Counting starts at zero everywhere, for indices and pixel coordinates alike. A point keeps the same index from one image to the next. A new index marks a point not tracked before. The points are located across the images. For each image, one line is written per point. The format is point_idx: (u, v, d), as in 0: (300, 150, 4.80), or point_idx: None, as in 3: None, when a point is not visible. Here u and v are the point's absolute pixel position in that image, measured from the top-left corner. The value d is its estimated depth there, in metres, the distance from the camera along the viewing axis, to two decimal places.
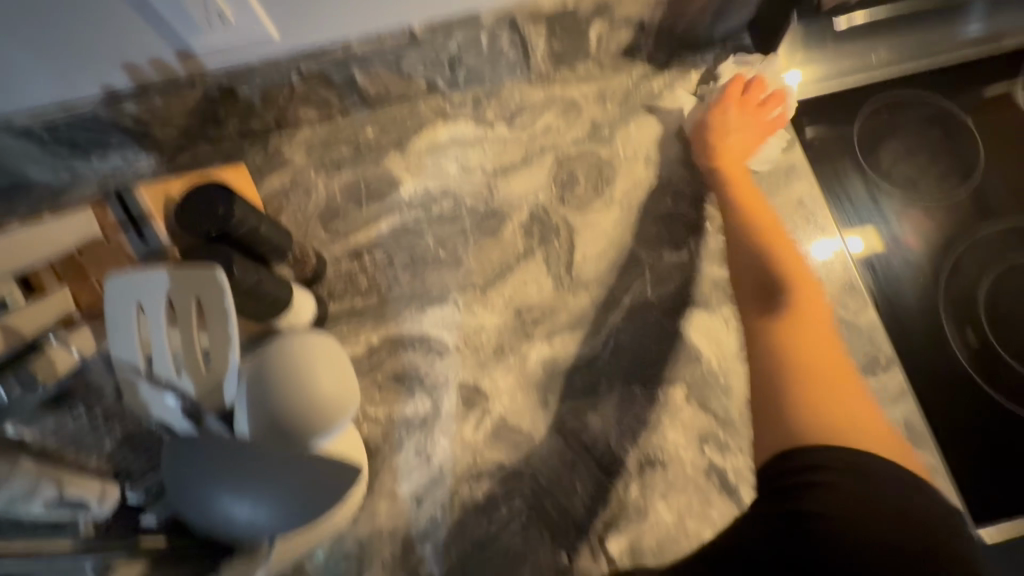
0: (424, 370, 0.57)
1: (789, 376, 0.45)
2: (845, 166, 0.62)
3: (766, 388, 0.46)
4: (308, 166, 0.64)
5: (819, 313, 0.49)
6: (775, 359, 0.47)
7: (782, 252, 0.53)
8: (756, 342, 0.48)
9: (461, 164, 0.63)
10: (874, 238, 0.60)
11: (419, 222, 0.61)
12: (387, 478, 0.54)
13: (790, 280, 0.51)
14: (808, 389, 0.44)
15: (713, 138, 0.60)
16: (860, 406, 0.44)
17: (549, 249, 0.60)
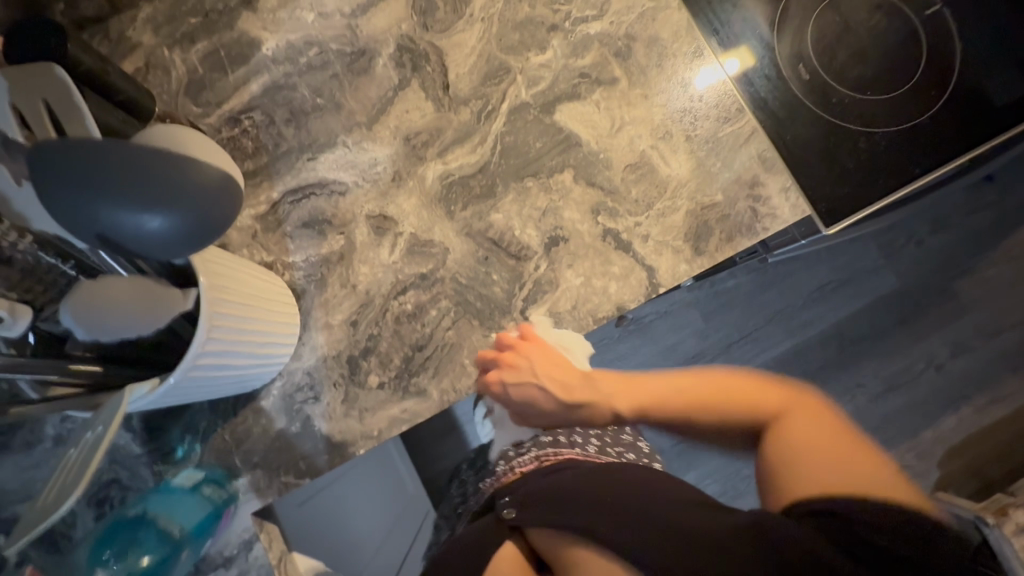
0: (330, 212, 0.59)
1: (771, 449, 0.47)
2: None
3: (791, 467, 0.45)
4: (158, 44, 0.61)
5: (704, 377, 0.53)
6: (767, 466, 0.47)
7: (737, 404, 0.50)
8: (781, 448, 0.47)
9: (317, 12, 0.62)
10: (741, 62, 0.63)
11: (290, 77, 0.61)
12: (320, 313, 0.57)
13: (763, 397, 0.50)
14: (796, 441, 0.46)
15: (578, 377, 0.56)
16: (818, 425, 0.47)
17: (422, 75, 0.62)
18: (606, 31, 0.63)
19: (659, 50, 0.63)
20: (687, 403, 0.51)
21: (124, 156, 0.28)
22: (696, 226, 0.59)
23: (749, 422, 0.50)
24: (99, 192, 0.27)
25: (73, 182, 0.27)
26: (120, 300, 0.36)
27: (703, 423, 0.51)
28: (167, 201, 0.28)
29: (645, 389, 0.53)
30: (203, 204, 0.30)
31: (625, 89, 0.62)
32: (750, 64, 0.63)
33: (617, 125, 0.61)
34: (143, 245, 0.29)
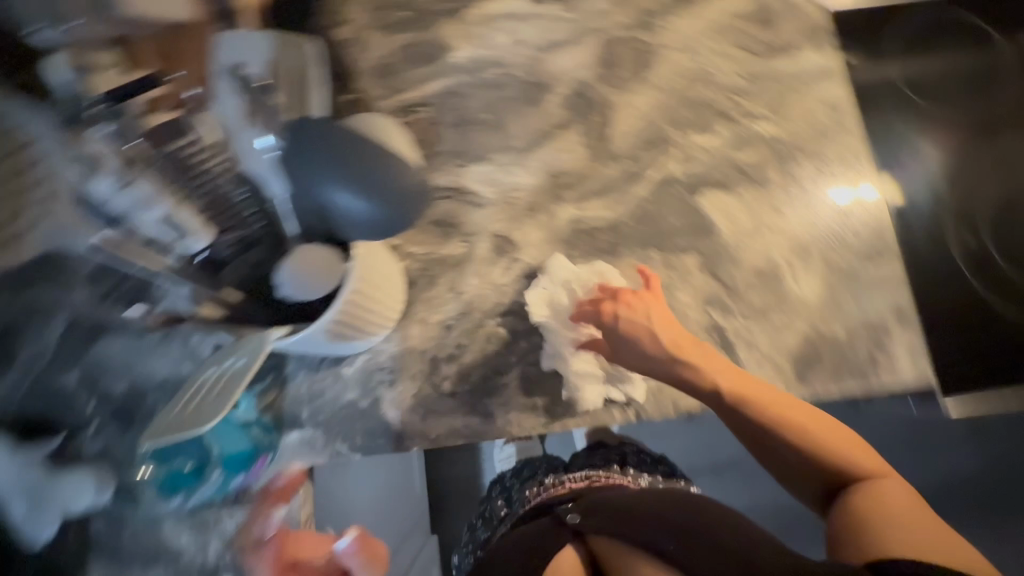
0: (462, 219, 0.62)
1: (812, 437, 0.44)
2: (880, 104, 0.66)
3: (882, 528, 0.38)
4: (367, 24, 0.67)
5: (787, 411, 0.46)
6: (865, 549, 0.37)
7: (733, 377, 0.49)
8: (745, 411, 0.47)
9: (511, 37, 0.67)
10: (881, 192, 0.62)
11: (467, 87, 0.65)
12: (421, 308, 0.60)
13: (870, 484, 0.42)
14: (868, 468, 0.43)
15: (789, 419, 0.45)
16: (928, 531, 0.37)
17: (586, 122, 0.64)
18: (775, 134, 0.63)
19: (821, 168, 0.62)
20: (680, 343, 0.52)
21: (352, 138, 0.34)
22: (807, 353, 0.58)
23: (847, 466, 0.43)
24: (322, 155, 0.33)
25: (310, 147, 0.33)
26: (310, 269, 0.42)
27: (809, 427, 0.45)
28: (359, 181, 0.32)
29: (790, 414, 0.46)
30: (391, 196, 0.33)
31: (777, 195, 0.62)
32: (896, 201, 0.62)
33: (756, 227, 0.61)
34: (329, 214, 0.34)
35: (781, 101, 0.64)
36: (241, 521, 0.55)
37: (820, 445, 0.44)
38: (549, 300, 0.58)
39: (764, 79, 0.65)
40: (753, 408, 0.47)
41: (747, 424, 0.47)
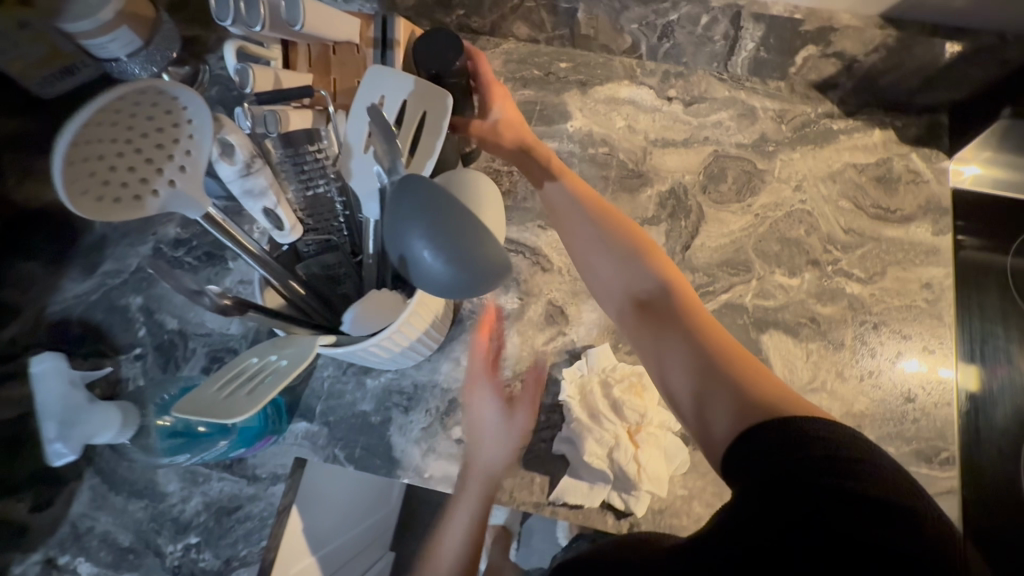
0: (525, 277, 0.63)
1: (723, 357, 0.46)
2: (989, 301, 0.60)
3: (721, 370, 0.45)
4: (500, 73, 0.71)
5: (683, 292, 0.52)
6: (717, 367, 0.45)
7: (670, 277, 0.53)
8: (675, 335, 0.48)
9: (628, 123, 0.69)
10: (957, 375, 0.58)
11: (571, 156, 0.68)
12: (458, 347, 0.60)
13: (713, 345, 0.47)
14: (730, 357, 0.46)
15: (660, 258, 0.55)
16: (766, 379, 0.43)
17: (674, 225, 0.64)
18: (861, 297, 0.61)
19: (900, 348, 0.59)
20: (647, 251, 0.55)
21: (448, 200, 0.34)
22: None
23: (676, 299, 0.51)
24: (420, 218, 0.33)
25: (406, 196, 0.34)
26: (382, 312, 0.45)
27: (676, 287, 0.52)
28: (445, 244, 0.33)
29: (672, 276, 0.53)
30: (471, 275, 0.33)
31: (845, 359, 0.59)
32: (968, 389, 0.57)
33: (814, 384, 0.58)
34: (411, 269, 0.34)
35: (877, 267, 0.62)
36: (226, 489, 0.57)
37: (670, 332, 0.49)
38: (581, 388, 0.57)
39: (866, 239, 0.63)
40: (631, 283, 0.53)
41: (621, 289, 0.54)
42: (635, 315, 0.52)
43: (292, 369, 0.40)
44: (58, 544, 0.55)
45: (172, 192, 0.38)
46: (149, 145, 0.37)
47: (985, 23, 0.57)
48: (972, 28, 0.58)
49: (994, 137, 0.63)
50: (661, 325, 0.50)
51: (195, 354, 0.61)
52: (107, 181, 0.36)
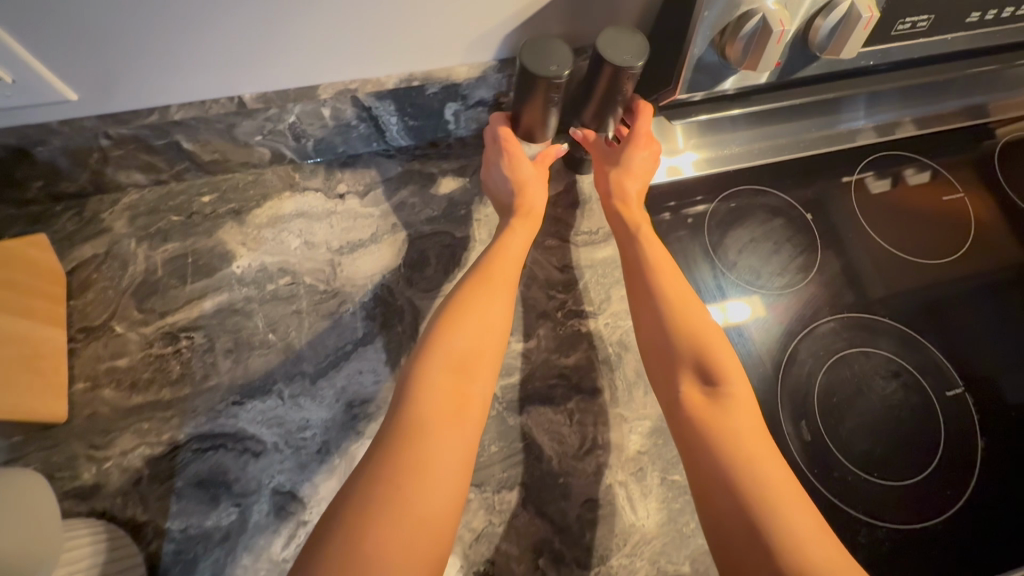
0: (234, 474, 0.50)
1: (730, 467, 0.42)
2: (705, 281, 0.63)
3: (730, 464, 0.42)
4: (129, 233, 0.58)
5: (719, 345, 0.48)
6: (725, 449, 0.43)
7: (697, 344, 0.49)
8: (707, 433, 0.44)
9: (304, 239, 0.59)
10: (751, 309, 0.62)
11: (250, 302, 0.56)
12: None
13: (740, 433, 0.44)
14: (746, 442, 0.43)
15: (685, 301, 0.51)
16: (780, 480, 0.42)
17: (391, 334, 0.56)
18: (597, 331, 0.58)
19: None
20: (683, 327, 0.49)
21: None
22: None
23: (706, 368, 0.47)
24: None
25: None
26: None
27: (713, 348, 0.48)
28: None
29: (700, 321, 0.50)
30: None
31: (606, 403, 0.56)
32: (761, 315, 0.62)
33: (586, 445, 0.54)
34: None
35: (601, 294, 0.60)
36: None
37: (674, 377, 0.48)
38: None
39: (582, 270, 0.61)
40: (656, 329, 0.50)
41: (654, 340, 0.50)
42: (664, 373, 0.49)
43: None
44: None
45: None
46: None
47: (588, 39, 0.58)
48: (579, 47, 0.58)
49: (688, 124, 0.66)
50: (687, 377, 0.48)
51: None
52: None
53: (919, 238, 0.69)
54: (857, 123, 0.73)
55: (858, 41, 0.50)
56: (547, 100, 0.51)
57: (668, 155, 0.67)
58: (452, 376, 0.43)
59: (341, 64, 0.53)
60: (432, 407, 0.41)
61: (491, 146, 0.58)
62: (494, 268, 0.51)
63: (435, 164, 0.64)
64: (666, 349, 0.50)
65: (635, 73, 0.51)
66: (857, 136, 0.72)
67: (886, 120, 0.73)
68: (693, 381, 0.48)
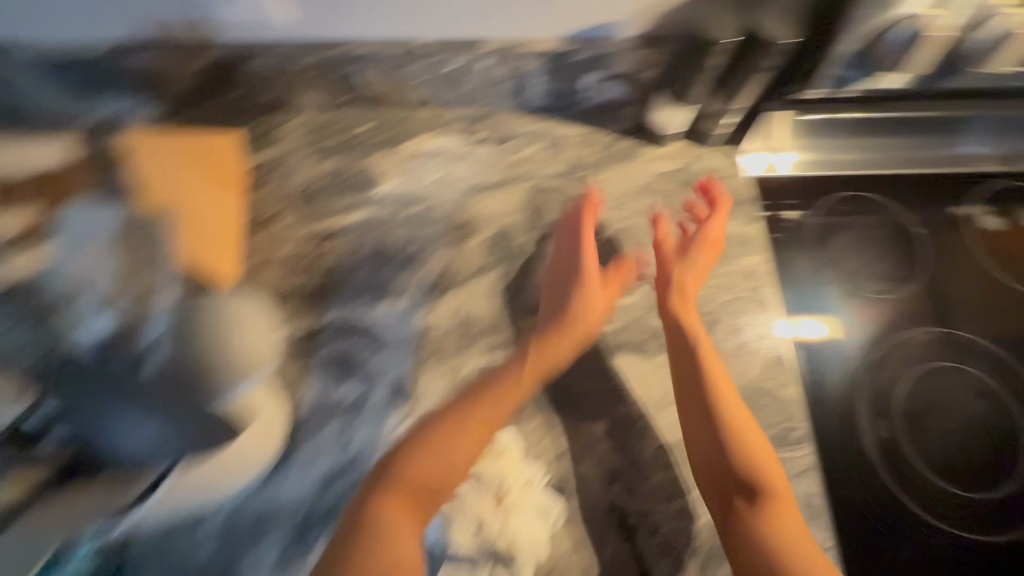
0: (362, 360, 0.58)
1: (762, 529, 0.47)
2: (803, 273, 0.65)
3: (759, 527, 0.48)
4: (298, 148, 0.67)
5: (734, 405, 0.53)
6: (757, 519, 0.48)
7: (715, 394, 0.54)
8: (730, 505, 0.50)
9: (441, 175, 0.67)
10: (830, 331, 0.63)
11: (390, 220, 0.64)
12: (301, 456, 0.55)
13: (762, 482, 0.50)
14: (773, 500, 0.49)
15: (716, 365, 0.55)
16: (795, 526, 0.48)
17: (506, 269, 0.63)
18: (694, 300, 0.62)
19: (738, 341, 0.61)
20: (711, 373, 0.55)
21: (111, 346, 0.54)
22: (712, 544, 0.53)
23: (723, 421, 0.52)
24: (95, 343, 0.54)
25: (116, 395, 0.52)
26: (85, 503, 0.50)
27: (728, 400, 0.54)
28: (156, 429, 0.51)
29: (721, 374, 0.55)
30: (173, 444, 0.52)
31: None
32: (839, 338, 0.62)
33: (669, 397, 0.58)
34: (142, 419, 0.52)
35: None
36: None
37: (693, 433, 0.53)
38: None
39: (686, 243, 0.65)
40: (693, 368, 0.55)
41: (684, 378, 0.55)
42: (688, 417, 0.54)
43: (84, 539, 0.50)
44: None
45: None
46: None
47: None
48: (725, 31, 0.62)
49: (797, 127, 0.66)
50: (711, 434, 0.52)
51: None
52: None
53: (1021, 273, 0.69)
54: (979, 147, 0.71)
55: (1011, 53, 0.54)
56: (703, 65, 0.58)
57: (770, 152, 0.69)
58: (420, 494, 0.51)
59: (506, 24, 0.57)
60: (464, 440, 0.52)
61: (564, 231, 0.64)
62: (573, 324, 0.60)
63: (563, 128, 0.70)
64: (702, 438, 0.53)
65: (785, 50, 0.54)
66: (977, 160, 0.72)
67: (1016, 147, 0.71)
68: (712, 441, 0.52)
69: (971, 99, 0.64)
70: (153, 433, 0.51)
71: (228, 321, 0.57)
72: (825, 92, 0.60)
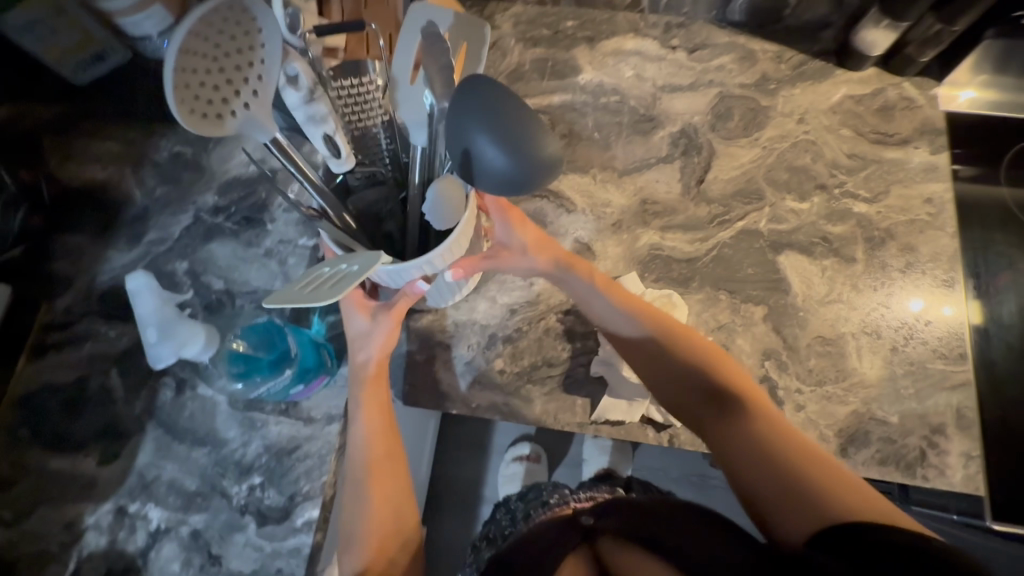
0: (550, 218, 0.66)
1: (751, 457, 0.50)
2: (986, 212, 0.66)
3: (752, 454, 0.51)
4: (510, 34, 0.75)
5: (658, 327, 0.57)
6: (747, 443, 0.51)
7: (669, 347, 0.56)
8: (723, 441, 0.53)
9: (635, 72, 0.73)
10: (961, 311, 0.61)
11: (585, 106, 0.71)
12: (493, 286, 0.64)
13: (740, 410, 0.53)
14: (755, 427, 0.51)
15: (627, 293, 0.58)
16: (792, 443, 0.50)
17: (687, 161, 0.68)
18: (869, 215, 0.64)
19: (909, 259, 0.63)
20: (656, 331, 0.57)
21: (474, 116, 0.41)
22: (856, 429, 0.57)
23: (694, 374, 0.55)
24: (489, 122, 0.41)
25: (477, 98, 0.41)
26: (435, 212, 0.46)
27: (675, 342, 0.56)
28: (502, 160, 0.41)
29: (649, 311, 0.58)
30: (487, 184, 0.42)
31: (858, 272, 0.63)
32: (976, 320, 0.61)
33: (830, 297, 0.62)
34: (471, 161, 0.42)
35: (881, 187, 0.65)
36: (284, 431, 0.60)
37: (677, 401, 0.56)
38: None
39: (868, 163, 0.67)
40: (667, 388, 0.56)
41: (666, 393, 0.56)
42: (673, 405, 0.56)
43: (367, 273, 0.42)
44: (127, 492, 0.59)
45: (245, 115, 0.43)
46: (231, 70, 0.42)
47: None
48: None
49: (985, 59, 0.66)
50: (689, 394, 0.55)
51: (242, 310, 0.65)
52: (199, 97, 0.41)
53: None
54: None
55: None
56: None
57: (949, 86, 0.68)
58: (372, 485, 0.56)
59: None
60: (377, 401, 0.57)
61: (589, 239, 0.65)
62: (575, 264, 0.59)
63: (758, 43, 0.73)
64: (668, 388, 0.56)
65: None
66: None
67: None
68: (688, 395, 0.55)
69: None
70: (495, 159, 0.41)
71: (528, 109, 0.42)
72: None
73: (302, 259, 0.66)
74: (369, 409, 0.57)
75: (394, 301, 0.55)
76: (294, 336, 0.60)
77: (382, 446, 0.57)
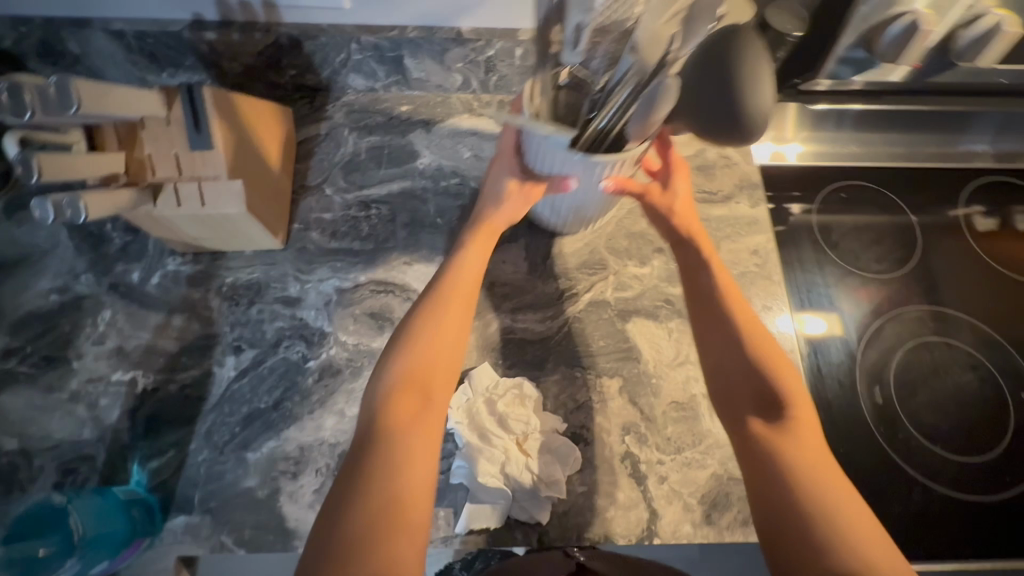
0: (398, 314, 0.63)
1: (793, 472, 0.46)
2: (805, 251, 0.70)
3: (782, 474, 0.46)
4: (344, 123, 0.73)
5: (763, 340, 0.54)
6: (785, 460, 0.47)
7: (757, 347, 0.53)
8: (765, 451, 0.48)
9: (474, 152, 0.73)
10: (828, 326, 0.66)
11: (426, 191, 0.70)
12: (341, 398, 0.59)
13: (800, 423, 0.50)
14: (799, 452, 0.47)
15: (734, 294, 0.56)
16: (843, 492, 0.45)
17: (531, 239, 0.68)
18: None
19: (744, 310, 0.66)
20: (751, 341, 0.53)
21: (717, 78, 0.50)
22: (716, 493, 0.57)
23: (766, 372, 0.52)
24: (738, 85, 0.49)
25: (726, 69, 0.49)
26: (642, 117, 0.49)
27: (759, 343, 0.53)
28: (727, 113, 0.50)
29: (745, 307, 0.56)
30: (702, 125, 0.52)
31: None
32: (837, 334, 0.66)
33: (679, 359, 0.63)
34: (716, 108, 0.50)
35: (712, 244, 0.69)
36: None
37: (733, 385, 0.53)
38: (468, 411, 0.58)
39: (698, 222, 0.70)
40: (735, 362, 0.53)
41: (731, 373, 0.53)
42: (731, 391, 0.52)
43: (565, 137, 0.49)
44: None
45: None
46: None
47: None
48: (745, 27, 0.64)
49: (802, 118, 0.73)
50: (749, 391, 0.52)
51: (41, 471, 0.55)
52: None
53: (1013, 260, 0.73)
54: (985, 147, 0.78)
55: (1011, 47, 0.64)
56: None
57: (777, 142, 0.75)
58: (410, 393, 0.48)
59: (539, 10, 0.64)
60: (400, 415, 0.47)
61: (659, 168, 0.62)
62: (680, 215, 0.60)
63: None
64: (727, 369, 0.53)
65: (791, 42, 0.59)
66: (976, 158, 0.78)
67: (1010, 148, 0.79)
68: (749, 391, 0.52)
69: (973, 95, 0.72)
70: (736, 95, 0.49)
71: (762, 85, 0.50)
72: (830, 84, 0.68)
73: (116, 398, 0.58)
74: (439, 326, 0.51)
75: (540, 180, 0.59)
76: (96, 502, 0.52)
77: (442, 375, 0.50)
